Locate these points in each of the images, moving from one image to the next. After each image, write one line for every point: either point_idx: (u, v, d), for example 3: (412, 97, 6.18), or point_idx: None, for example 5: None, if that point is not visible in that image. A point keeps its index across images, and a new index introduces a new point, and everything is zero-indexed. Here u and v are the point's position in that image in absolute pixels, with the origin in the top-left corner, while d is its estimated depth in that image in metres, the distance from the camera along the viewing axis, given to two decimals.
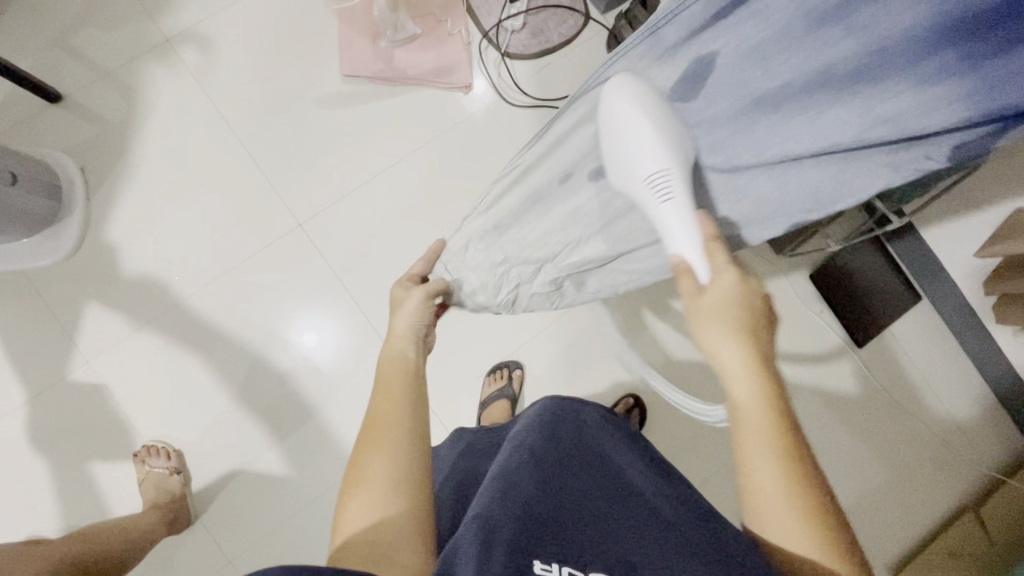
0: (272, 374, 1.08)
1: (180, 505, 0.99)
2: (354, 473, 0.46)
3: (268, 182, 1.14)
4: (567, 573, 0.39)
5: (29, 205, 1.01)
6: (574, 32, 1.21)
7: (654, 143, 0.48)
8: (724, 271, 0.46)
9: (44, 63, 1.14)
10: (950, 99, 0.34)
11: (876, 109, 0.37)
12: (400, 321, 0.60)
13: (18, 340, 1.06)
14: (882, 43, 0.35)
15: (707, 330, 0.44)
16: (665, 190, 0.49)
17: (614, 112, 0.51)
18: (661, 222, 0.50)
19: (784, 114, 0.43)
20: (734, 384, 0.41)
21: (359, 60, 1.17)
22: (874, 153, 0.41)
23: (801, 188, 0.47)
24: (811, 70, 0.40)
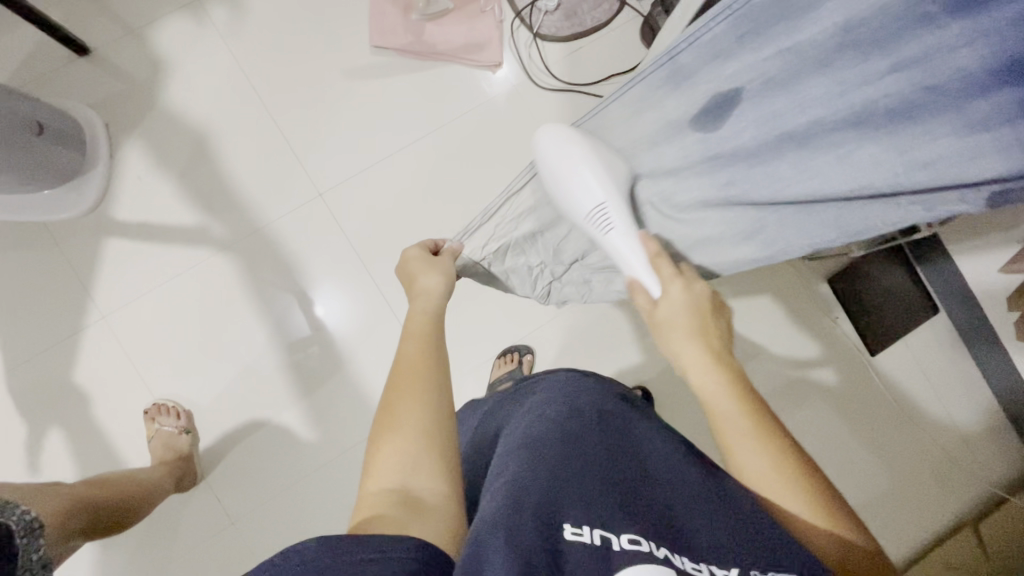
0: (285, 342, 1.09)
1: (187, 464, 1.01)
2: (388, 419, 0.46)
3: (291, 150, 1.13)
4: (598, 535, 0.37)
5: (54, 157, 1.01)
6: (608, 17, 1.19)
7: (589, 183, 0.59)
8: (672, 282, 0.56)
9: (74, 15, 1.13)
10: (1000, 150, 0.37)
11: (913, 152, 0.41)
12: (431, 279, 0.62)
13: (34, 292, 1.07)
14: (931, 83, 0.39)
15: (671, 336, 0.54)
16: (606, 224, 0.59)
17: (552, 158, 0.62)
18: (613, 248, 0.59)
19: (810, 148, 0.47)
20: (700, 373, 0.51)
21: (389, 31, 1.16)
22: (897, 198, 0.44)
23: (828, 216, 0.49)
24: (845, 110, 0.44)
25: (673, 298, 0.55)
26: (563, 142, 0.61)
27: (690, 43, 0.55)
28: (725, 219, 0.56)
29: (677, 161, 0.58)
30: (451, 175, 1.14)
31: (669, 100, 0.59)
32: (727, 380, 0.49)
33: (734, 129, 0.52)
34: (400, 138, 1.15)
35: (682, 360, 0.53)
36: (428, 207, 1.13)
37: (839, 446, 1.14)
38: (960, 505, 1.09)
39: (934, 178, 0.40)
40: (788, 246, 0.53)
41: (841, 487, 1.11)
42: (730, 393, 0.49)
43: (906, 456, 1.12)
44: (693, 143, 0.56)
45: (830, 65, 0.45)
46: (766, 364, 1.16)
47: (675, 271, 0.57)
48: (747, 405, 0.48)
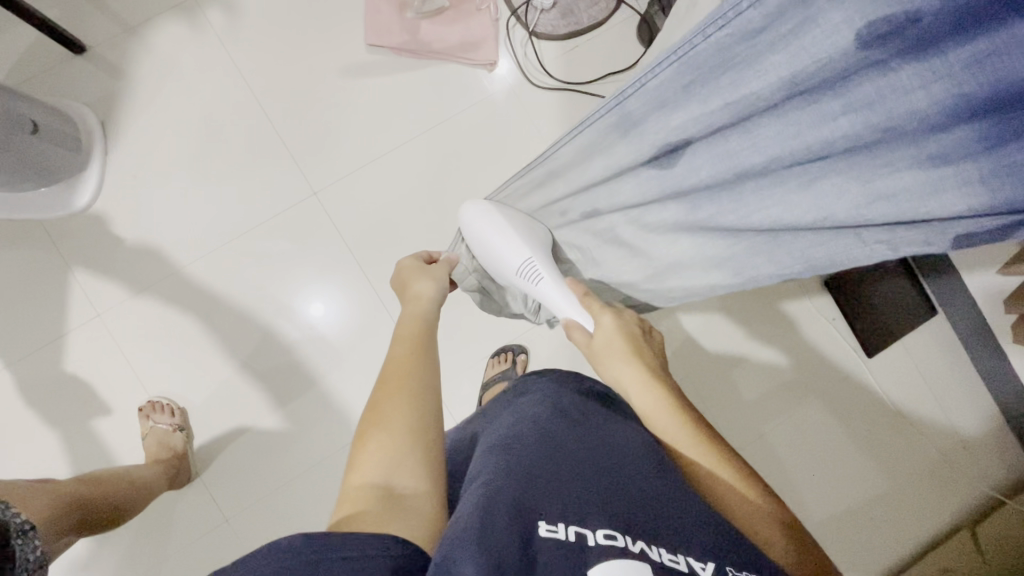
0: (279, 342, 1.09)
1: (181, 462, 1.01)
2: (376, 415, 0.46)
3: (287, 149, 1.13)
4: (574, 531, 0.37)
5: (49, 156, 1.01)
6: (604, 15, 1.18)
7: (514, 242, 0.67)
8: (603, 314, 0.61)
9: (70, 13, 1.13)
10: (961, 186, 0.35)
11: (876, 182, 0.40)
12: (424, 284, 0.63)
13: (31, 289, 1.07)
14: (887, 122, 0.37)
15: (609, 362, 0.58)
16: (535, 274, 0.66)
17: (479, 229, 0.71)
18: (545, 294, 0.66)
19: (774, 181, 0.47)
20: (640, 393, 0.55)
21: (384, 30, 1.16)
22: (864, 231, 0.43)
23: (792, 247, 0.49)
24: (800, 148, 0.43)
25: (605, 327, 0.60)
26: (487, 216, 0.71)
27: (638, 87, 0.55)
28: (693, 245, 0.58)
29: (640, 195, 0.61)
30: (446, 175, 1.14)
31: (619, 146, 0.61)
32: (662, 395, 0.53)
33: (693, 166, 0.53)
34: (395, 137, 1.15)
35: (621, 381, 0.57)
36: (423, 207, 1.13)
37: (836, 449, 1.14)
38: (957, 510, 1.09)
39: (898, 210, 0.39)
40: (756, 273, 0.54)
41: (836, 490, 1.11)
42: (666, 406, 0.53)
43: (903, 461, 1.12)
44: (648, 180, 0.59)
45: (782, 108, 0.44)
46: (761, 366, 1.16)
47: (604, 304, 0.62)
48: (681, 415, 0.52)
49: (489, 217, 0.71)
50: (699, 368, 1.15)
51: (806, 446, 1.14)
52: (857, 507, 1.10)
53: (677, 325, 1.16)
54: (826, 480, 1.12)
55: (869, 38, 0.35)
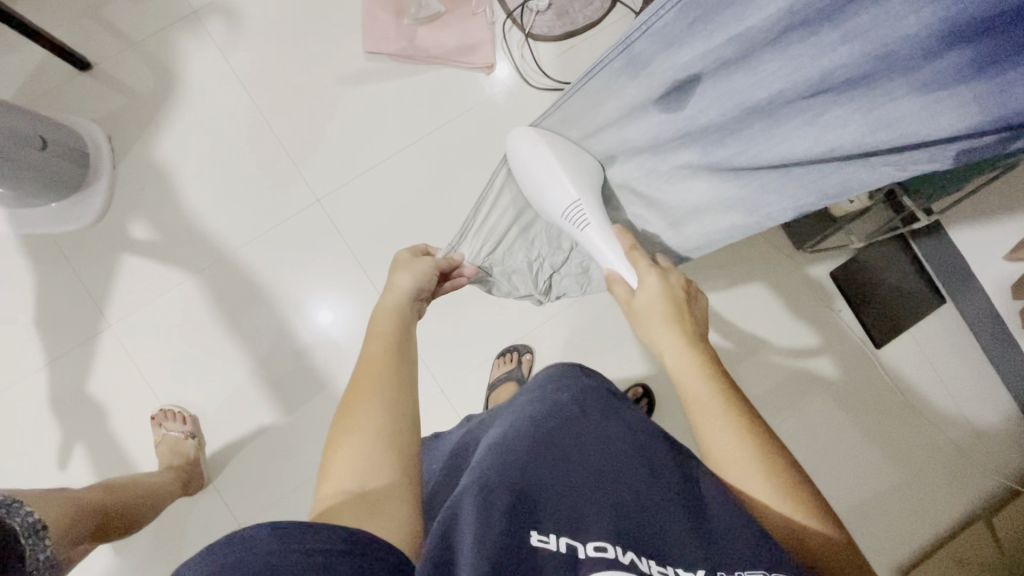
0: (288, 349, 1.10)
1: (193, 468, 1.02)
2: (345, 423, 0.47)
3: (290, 158, 1.15)
4: (564, 543, 0.39)
5: (58, 171, 1.04)
6: (600, 14, 1.19)
7: (564, 184, 0.64)
8: (648, 274, 0.59)
9: (75, 31, 1.16)
10: (957, 106, 0.38)
11: (877, 110, 0.43)
12: (403, 278, 0.64)
13: (44, 302, 1.10)
14: (882, 51, 0.39)
15: (647, 325, 0.57)
16: (582, 219, 0.64)
17: (524, 163, 0.66)
18: (591, 240, 0.64)
19: (779, 118, 0.49)
20: (671, 357, 0.54)
21: (382, 36, 1.17)
22: (875, 155, 0.47)
23: (802, 177, 0.53)
24: (803, 80, 0.44)
25: (650, 287, 0.58)
26: (531, 148, 0.65)
27: (642, 29, 0.50)
28: (709, 186, 0.61)
29: (647, 137, 0.61)
30: (448, 178, 1.15)
31: (629, 88, 0.58)
32: (698, 364, 0.52)
33: (703, 108, 0.53)
34: (395, 142, 1.16)
35: (657, 343, 0.56)
36: (425, 211, 1.14)
37: (851, 443, 1.12)
38: (973, 501, 1.08)
39: (898, 134, 0.43)
40: (772, 211, 0.58)
41: (853, 485, 1.10)
42: (704, 376, 0.51)
43: (919, 456, 1.10)
44: (659, 122, 0.59)
45: (782, 44, 0.44)
46: (767, 359, 1.13)
47: (650, 263, 0.60)
48: (715, 389, 0.50)
49: (534, 147, 0.65)
50: None
51: (823, 442, 1.12)
52: (875, 500, 1.09)
53: None
54: (841, 476, 1.10)
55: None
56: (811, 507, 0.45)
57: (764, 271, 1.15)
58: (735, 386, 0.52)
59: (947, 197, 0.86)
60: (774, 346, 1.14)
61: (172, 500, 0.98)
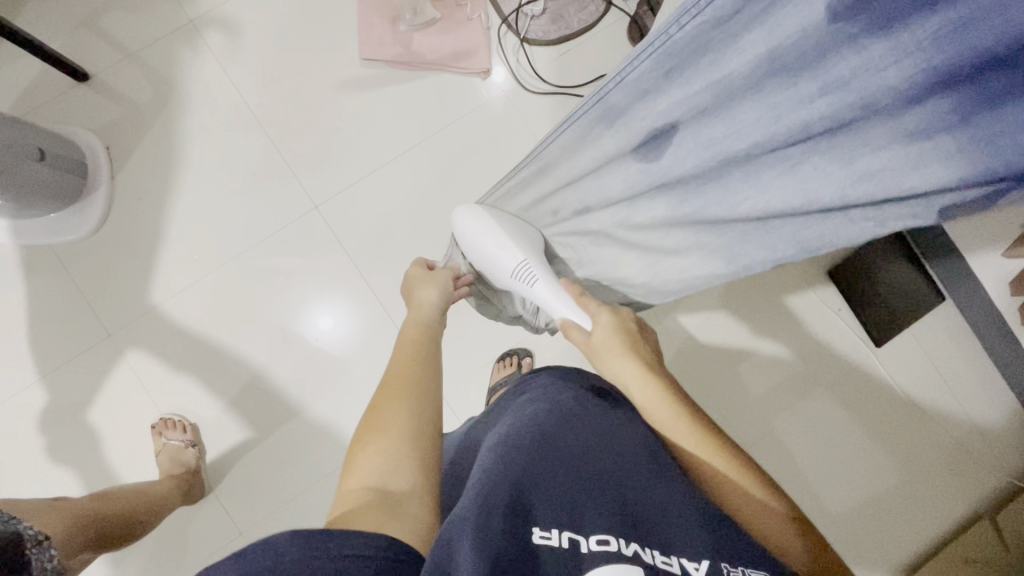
0: (288, 356, 1.10)
1: (195, 477, 1.02)
2: (372, 423, 0.48)
3: (288, 165, 1.15)
4: (567, 538, 0.38)
5: (56, 182, 1.04)
6: (594, 18, 1.20)
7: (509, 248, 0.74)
8: (599, 313, 0.65)
9: (73, 43, 1.16)
10: (941, 159, 0.34)
11: (858, 162, 0.39)
12: (427, 292, 0.69)
13: (44, 314, 1.10)
14: (861, 101, 0.35)
15: (610, 360, 0.61)
16: (530, 276, 0.72)
17: (474, 233, 0.77)
18: (540, 294, 0.71)
19: (759, 167, 0.46)
20: (634, 385, 0.57)
21: (378, 43, 1.18)
22: (858, 209, 0.42)
23: (784, 230, 0.49)
24: (781, 132, 0.41)
25: (604, 326, 0.64)
26: (477, 222, 0.78)
27: (617, 82, 0.56)
28: (685, 236, 0.60)
29: (624, 188, 0.63)
30: (446, 183, 1.15)
31: (607, 135, 0.62)
32: (663, 391, 0.55)
33: (681, 154, 0.52)
34: (392, 148, 1.16)
35: (620, 376, 0.60)
36: (423, 216, 1.14)
37: (852, 442, 1.12)
38: (976, 499, 1.08)
39: (881, 189, 0.39)
40: (751, 260, 0.54)
41: (854, 484, 1.10)
42: (665, 396, 0.55)
43: (919, 454, 1.10)
44: (635, 171, 0.60)
45: (762, 90, 0.42)
46: (767, 360, 1.14)
47: (600, 304, 0.66)
48: (677, 404, 0.54)
49: (482, 222, 0.78)
50: (707, 365, 1.14)
51: (823, 442, 1.12)
52: (877, 500, 1.09)
53: (682, 320, 1.14)
54: (842, 475, 1.10)
55: (837, 12, 0.33)
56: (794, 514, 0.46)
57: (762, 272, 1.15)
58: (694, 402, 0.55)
59: None
60: (773, 347, 1.15)
61: (173, 509, 0.98)
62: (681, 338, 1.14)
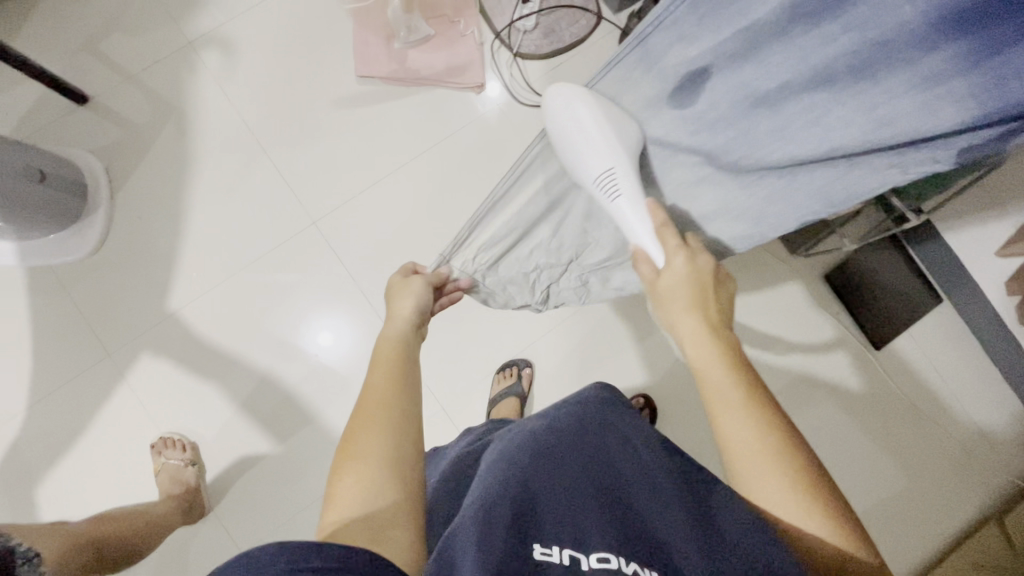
0: (288, 372, 1.10)
1: (194, 496, 1.01)
2: (350, 447, 0.47)
3: (285, 181, 1.16)
4: (567, 555, 0.38)
5: (55, 202, 1.05)
6: (586, 31, 1.22)
7: (598, 149, 0.61)
8: (676, 254, 0.57)
9: (72, 66, 1.18)
10: (955, 100, 0.40)
11: (878, 110, 0.44)
12: (405, 302, 0.65)
13: (43, 335, 1.10)
14: (881, 38, 0.42)
15: (671, 309, 0.54)
16: (614, 189, 0.60)
17: (563, 117, 0.64)
18: (618, 213, 0.61)
19: (786, 115, 0.51)
20: (693, 351, 0.51)
21: (373, 60, 1.19)
22: (882, 157, 0.47)
23: (807, 182, 0.53)
24: (810, 73, 0.48)
25: (677, 269, 0.56)
26: (571, 106, 0.63)
27: (659, 26, 0.60)
28: (716, 197, 0.61)
29: (663, 137, 0.63)
30: (443, 195, 1.16)
31: (645, 83, 0.64)
32: (720, 353, 0.50)
33: (713, 102, 0.57)
34: (389, 162, 1.17)
35: (679, 333, 0.53)
36: (421, 229, 1.15)
37: (857, 446, 1.11)
38: (983, 502, 1.07)
39: (898, 132, 0.44)
40: (779, 219, 0.57)
41: (861, 489, 1.09)
42: (727, 368, 0.49)
43: (925, 457, 1.09)
44: (671, 120, 0.62)
45: (789, 36, 0.48)
46: (768, 365, 1.13)
47: (680, 243, 0.57)
48: (738, 382, 0.48)
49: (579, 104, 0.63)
50: None
51: (828, 447, 1.11)
52: (884, 504, 1.08)
53: None
54: (848, 480, 1.09)
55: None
56: (830, 510, 0.43)
57: (761, 277, 1.15)
58: (759, 382, 0.49)
59: (934, 197, 0.85)
60: (774, 352, 1.14)
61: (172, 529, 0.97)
62: None
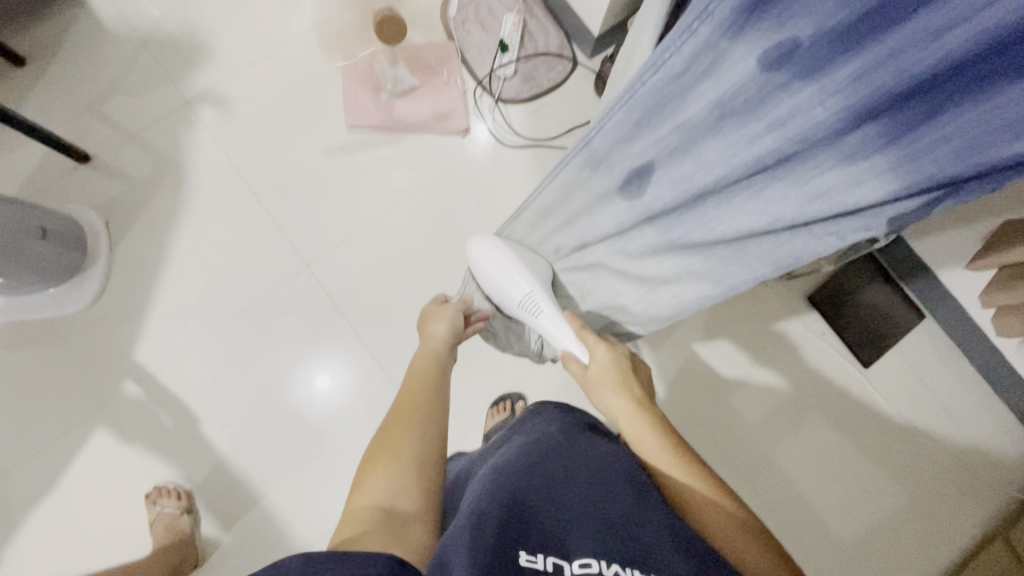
0: (285, 414, 1.11)
1: (187, 547, 1.01)
2: (386, 444, 0.51)
3: (279, 228, 1.20)
4: (552, 562, 0.39)
5: (56, 257, 1.08)
6: (563, 76, 1.29)
7: (519, 282, 0.82)
8: (597, 347, 0.70)
9: (75, 128, 1.24)
10: (877, 175, 0.41)
11: (811, 184, 0.45)
12: (439, 324, 0.74)
13: (39, 388, 1.11)
14: (800, 133, 0.43)
15: (603, 394, 0.65)
16: (535, 307, 0.80)
17: (489, 262, 0.86)
18: (544, 325, 0.78)
19: (728, 195, 0.53)
20: (625, 421, 0.61)
21: (362, 110, 1.26)
22: (819, 226, 0.48)
23: (755, 253, 0.54)
24: (740, 163, 0.49)
25: (599, 358, 0.69)
26: (492, 252, 0.86)
27: (599, 130, 0.65)
28: (674, 263, 0.65)
29: (616, 224, 0.71)
30: (433, 235, 1.20)
31: (595, 180, 0.71)
32: (646, 421, 0.59)
33: (659, 188, 0.60)
34: (379, 206, 1.22)
35: (611, 411, 0.64)
36: (412, 268, 1.18)
37: (854, 467, 1.10)
38: (985, 519, 1.06)
39: (832, 205, 0.44)
40: (735, 280, 0.57)
41: (859, 511, 1.08)
42: (651, 429, 0.57)
43: (923, 476, 1.09)
44: (623, 209, 0.68)
45: (720, 131, 0.50)
46: (758, 389, 1.14)
47: (599, 338, 0.71)
48: (664, 438, 0.56)
49: (499, 251, 0.86)
50: (700, 397, 1.14)
51: (824, 469, 1.10)
52: (885, 526, 1.07)
53: (671, 354, 1.15)
54: (846, 502, 1.08)
55: (768, 63, 0.42)
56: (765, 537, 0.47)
57: (747, 302, 1.17)
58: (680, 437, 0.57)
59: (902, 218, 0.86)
60: (764, 377, 1.15)
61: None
62: (673, 370, 1.14)
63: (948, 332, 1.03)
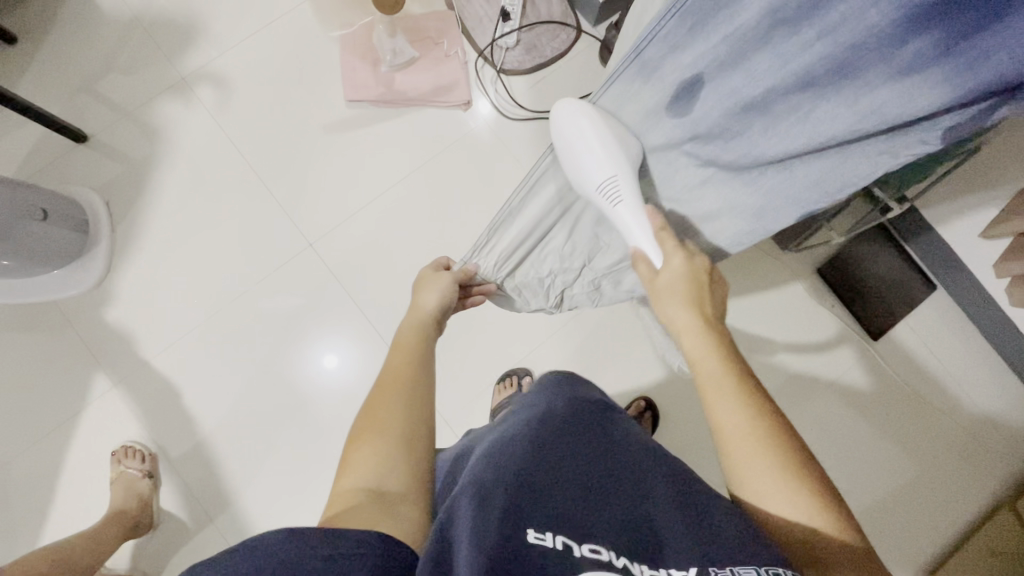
0: (294, 393, 1.12)
1: (143, 511, 1.02)
2: (371, 419, 0.50)
3: (281, 206, 1.19)
4: (561, 543, 0.38)
5: (59, 240, 1.07)
6: (567, 45, 1.25)
7: (602, 157, 0.63)
8: (673, 255, 0.61)
9: (71, 107, 1.22)
10: (931, 88, 0.38)
11: (860, 100, 0.42)
12: (429, 294, 0.73)
13: (48, 369, 1.11)
14: (853, 41, 0.40)
15: (666, 304, 0.58)
16: (616, 196, 0.63)
17: (570, 126, 0.65)
18: (619, 218, 0.64)
19: (774, 115, 0.49)
20: (687, 338, 0.55)
21: (361, 84, 1.23)
22: (871, 144, 0.46)
23: (804, 177, 0.52)
24: (788, 77, 0.45)
25: (674, 267, 0.60)
26: (578, 117, 0.65)
27: (650, 39, 0.56)
28: (719, 193, 0.61)
29: (661, 146, 0.63)
30: (436, 211, 1.19)
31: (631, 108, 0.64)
32: (712, 345, 0.53)
33: (690, 116, 0.56)
34: (381, 182, 1.20)
35: (674, 324, 0.57)
36: (416, 245, 1.17)
37: (862, 437, 1.10)
38: (993, 487, 1.07)
39: (882, 122, 0.42)
40: (779, 208, 0.57)
41: (865, 483, 1.08)
42: (716, 355, 0.52)
43: (931, 447, 1.09)
44: (671, 127, 0.60)
45: (769, 41, 0.45)
46: (768, 361, 1.13)
47: (677, 245, 0.61)
48: (728, 367, 0.51)
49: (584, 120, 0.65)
50: None
51: (831, 439, 1.10)
52: (891, 496, 1.07)
53: None
54: (852, 474, 1.09)
55: None
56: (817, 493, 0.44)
57: (756, 275, 1.15)
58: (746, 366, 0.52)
59: (917, 183, 0.83)
60: (773, 350, 1.13)
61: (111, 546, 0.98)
62: None
63: (960, 301, 1.02)
